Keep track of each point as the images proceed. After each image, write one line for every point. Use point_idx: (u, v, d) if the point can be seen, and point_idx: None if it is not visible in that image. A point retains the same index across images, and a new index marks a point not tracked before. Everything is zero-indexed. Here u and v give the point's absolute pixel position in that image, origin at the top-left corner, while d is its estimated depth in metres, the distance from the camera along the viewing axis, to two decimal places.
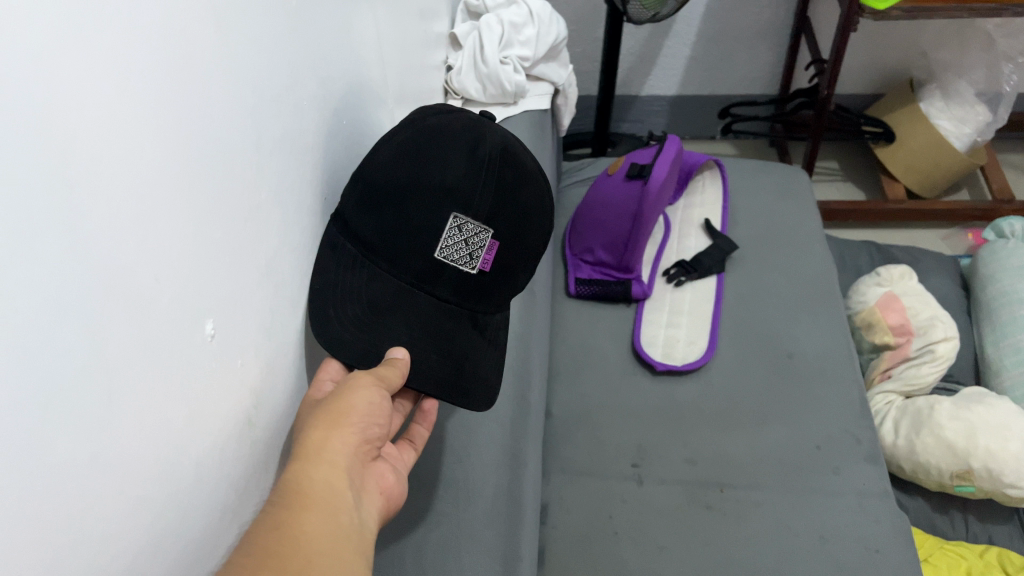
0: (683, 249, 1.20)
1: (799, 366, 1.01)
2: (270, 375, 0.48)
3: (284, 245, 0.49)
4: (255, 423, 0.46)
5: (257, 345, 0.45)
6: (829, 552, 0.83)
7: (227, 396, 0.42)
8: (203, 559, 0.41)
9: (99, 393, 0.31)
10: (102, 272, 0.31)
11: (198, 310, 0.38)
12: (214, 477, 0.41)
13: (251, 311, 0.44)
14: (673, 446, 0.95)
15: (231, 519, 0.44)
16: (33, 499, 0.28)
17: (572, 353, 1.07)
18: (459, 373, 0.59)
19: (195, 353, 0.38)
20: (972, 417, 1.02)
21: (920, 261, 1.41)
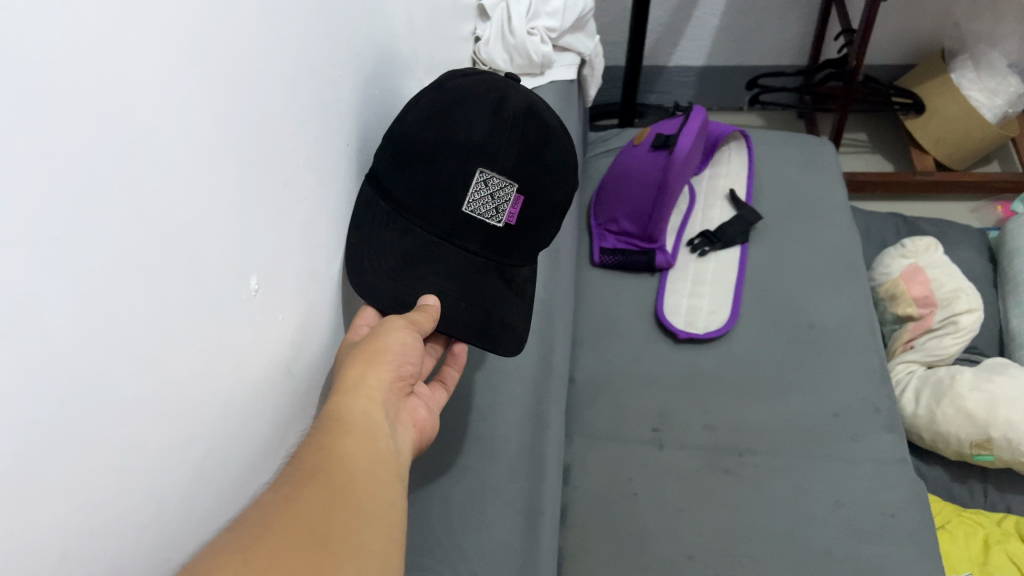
0: (707, 220, 1.21)
1: (820, 335, 1.02)
2: (307, 331, 0.51)
3: (320, 210, 0.52)
4: (293, 375, 0.49)
5: (295, 302, 0.48)
6: (845, 517, 0.85)
7: (268, 348, 0.45)
8: (249, 496, 0.44)
9: (158, 340, 0.34)
10: (159, 229, 0.34)
11: (243, 264, 0.41)
12: (256, 425, 0.44)
13: (290, 269, 0.47)
14: (694, 412, 0.97)
15: (273, 463, 0.47)
16: (107, 433, 0.31)
17: (595, 321, 1.09)
18: (487, 319, 0.62)
19: (241, 307, 0.41)
20: (993, 387, 1.03)
21: (947, 233, 1.40)
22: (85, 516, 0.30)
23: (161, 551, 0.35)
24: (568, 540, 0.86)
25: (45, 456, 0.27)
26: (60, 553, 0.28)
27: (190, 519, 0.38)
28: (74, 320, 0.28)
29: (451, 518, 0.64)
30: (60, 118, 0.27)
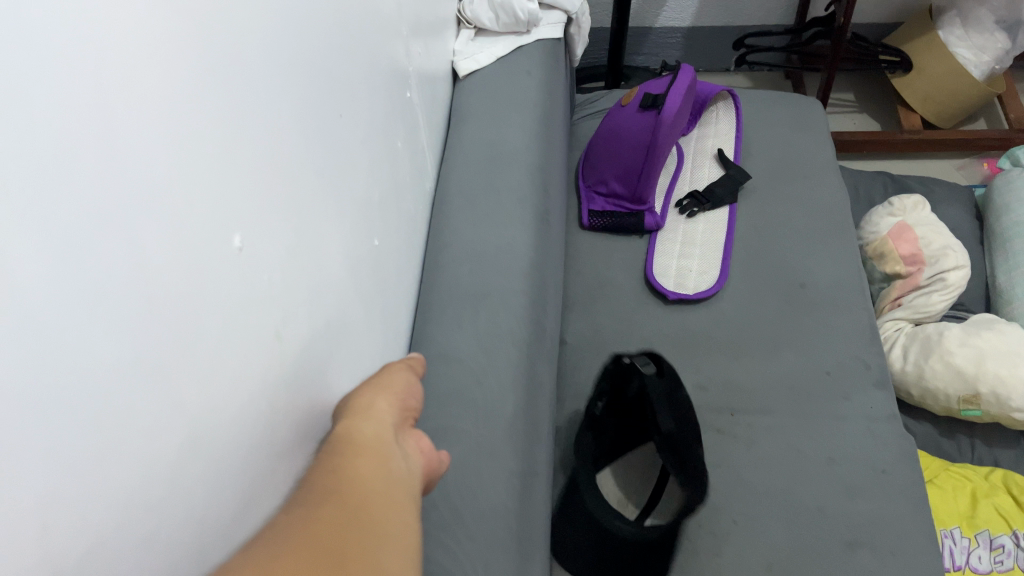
0: (696, 180, 1.19)
1: (810, 296, 1.03)
2: (308, 292, 0.49)
3: (313, 170, 0.50)
4: (289, 339, 0.47)
5: (286, 263, 0.46)
6: (837, 473, 0.86)
7: (261, 313, 0.43)
8: (251, 462, 0.43)
9: (141, 300, 0.32)
10: (136, 192, 0.32)
11: (225, 223, 0.39)
12: (253, 389, 0.42)
13: (279, 229, 0.45)
14: (685, 373, 0.97)
15: (276, 429, 0.45)
16: (92, 397, 0.29)
17: (587, 285, 1.07)
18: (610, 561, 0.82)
19: (226, 266, 0.39)
20: (982, 343, 1.04)
21: (934, 191, 1.40)
22: (76, 484, 0.28)
23: (164, 522, 0.34)
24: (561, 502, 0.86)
25: (26, 422, 0.26)
26: (43, 523, 0.26)
27: (188, 492, 0.36)
28: (48, 275, 0.27)
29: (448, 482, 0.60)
30: (16, 64, 0.25)
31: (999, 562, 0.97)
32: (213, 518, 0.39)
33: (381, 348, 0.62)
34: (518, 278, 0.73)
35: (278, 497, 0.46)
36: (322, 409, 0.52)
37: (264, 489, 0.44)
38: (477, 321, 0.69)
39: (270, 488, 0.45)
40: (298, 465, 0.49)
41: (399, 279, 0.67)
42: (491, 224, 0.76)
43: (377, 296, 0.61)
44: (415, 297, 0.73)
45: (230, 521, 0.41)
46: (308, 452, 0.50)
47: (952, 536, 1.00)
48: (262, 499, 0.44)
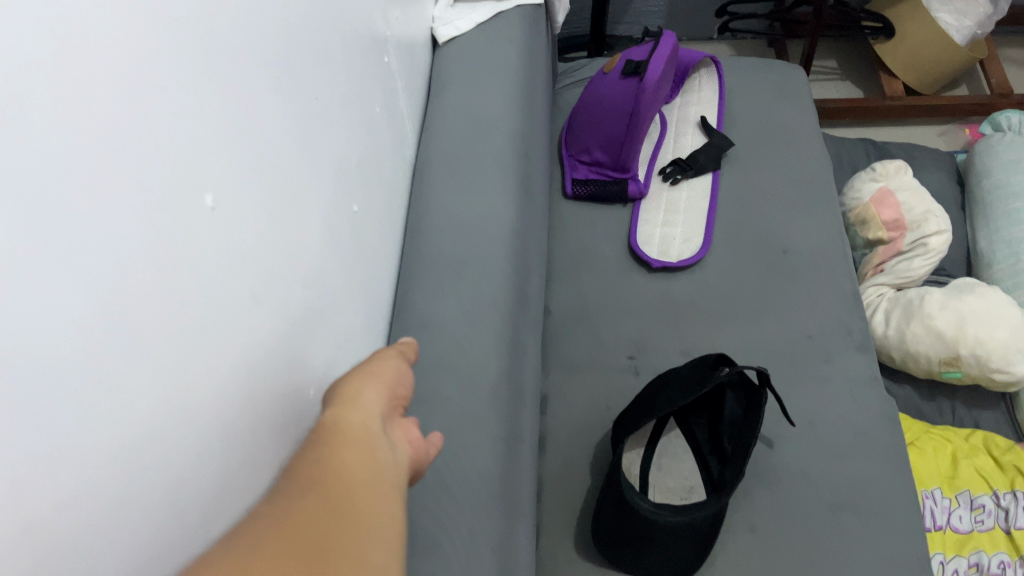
0: (679, 148, 1.19)
1: (793, 262, 1.03)
2: (288, 254, 0.45)
3: (292, 131, 0.47)
4: (271, 304, 0.43)
5: (264, 223, 0.42)
6: (820, 436, 0.88)
7: (244, 275, 0.40)
8: (239, 435, 0.40)
9: (104, 255, 0.29)
10: (89, 144, 0.29)
11: (196, 179, 0.36)
12: (232, 357, 0.39)
13: (255, 187, 0.41)
14: (669, 339, 0.97)
15: (260, 397, 0.42)
16: (45, 358, 0.26)
17: (570, 253, 1.07)
18: (639, 557, 0.77)
19: (202, 225, 0.36)
20: (962, 306, 1.04)
21: (916, 156, 1.41)
22: (29, 451, 0.26)
23: (144, 498, 0.32)
24: (546, 471, 0.87)
25: None
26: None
27: (163, 465, 0.33)
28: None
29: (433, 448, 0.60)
30: None
31: (980, 522, 0.99)
32: (191, 496, 0.36)
33: (366, 317, 0.62)
34: (500, 245, 0.73)
35: (265, 470, 0.43)
36: (309, 375, 0.49)
37: (250, 461, 0.42)
38: (460, 289, 0.69)
39: (255, 460, 0.42)
40: (290, 435, 0.47)
41: (382, 247, 0.66)
42: (472, 192, 0.75)
43: (364, 264, 0.61)
44: (397, 266, 0.72)
45: (213, 497, 0.38)
46: (300, 420, 0.48)
47: (934, 497, 1.01)
48: (248, 473, 0.41)
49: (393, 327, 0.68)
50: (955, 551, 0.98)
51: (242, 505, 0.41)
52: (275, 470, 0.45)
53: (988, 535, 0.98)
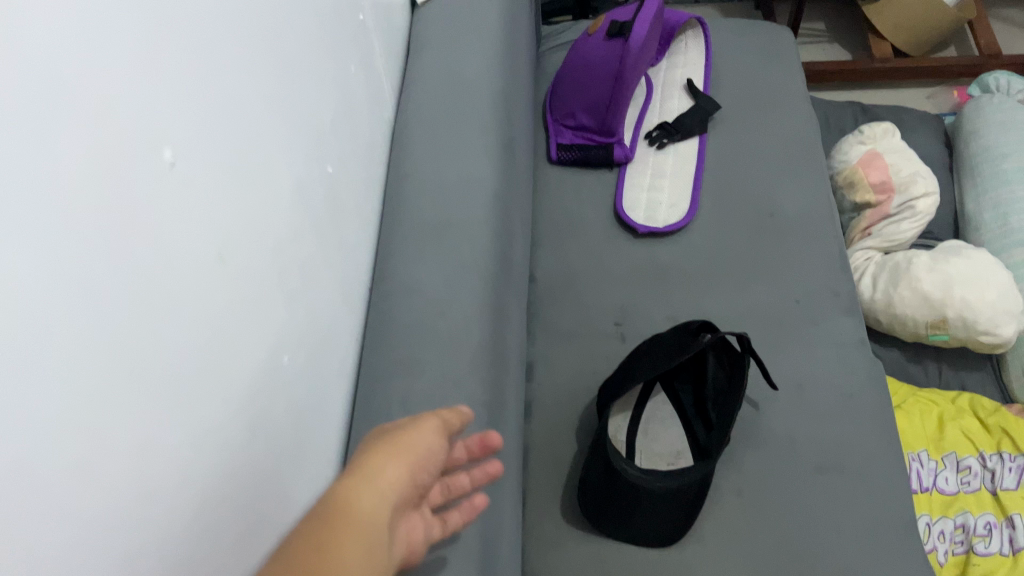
0: (664, 111, 1.16)
1: (780, 225, 1.02)
2: (253, 213, 0.43)
3: (259, 82, 0.45)
4: (234, 265, 0.41)
5: (226, 178, 0.40)
6: (807, 399, 0.87)
7: (206, 233, 0.38)
8: (209, 400, 0.39)
9: (49, 206, 0.27)
10: (28, 84, 0.26)
11: (151, 130, 0.34)
12: (193, 317, 0.37)
13: (216, 141, 0.39)
14: (655, 304, 0.96)
15: (226, 361, 0.40)
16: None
17: (555, 219, 1.05)
18: (622, 526, 0.76)
19: (160, 179, 0.34)
20: (949, 269, 1.04)
21: (904, 119, 1.39)
22: None
23: (103, 464, 0.30)
24: (532, 437, 0.86)
25: None
26: None
27: (121, 429, 0.32)
28: None
29: (413, 414, 0.59)
30: None
31: (966, 483, 1.00)
32: (157, 462, 0.34)
33: (345, 281, 0.60)
34: (482, 208, 0.71)
35: (235, 437, 0.42)
36: (279, 340, 0.47)
37: (221, 428, 0.40)
38: (440, 254, 0.68)
39: (225, 427, 0.41)
40: (265, 402, 0.45)
41: (359, 212, 0.65)
42: (453, 155, 0.74)
43: (342, 226, 0.59)
44: (376, 230, 0.71)
45: (182, 463, 0.36)
46: (274, 387, 0.46)
47: (919, 459, 1.01)
48: (218, 440, 0.40)
49: (373, 292, 0.67)
50: (941, 512, 0.98)
51: (214, 475, 0.39)
52: (247, 437, 0.43)
53: (974, 496, 0.99)
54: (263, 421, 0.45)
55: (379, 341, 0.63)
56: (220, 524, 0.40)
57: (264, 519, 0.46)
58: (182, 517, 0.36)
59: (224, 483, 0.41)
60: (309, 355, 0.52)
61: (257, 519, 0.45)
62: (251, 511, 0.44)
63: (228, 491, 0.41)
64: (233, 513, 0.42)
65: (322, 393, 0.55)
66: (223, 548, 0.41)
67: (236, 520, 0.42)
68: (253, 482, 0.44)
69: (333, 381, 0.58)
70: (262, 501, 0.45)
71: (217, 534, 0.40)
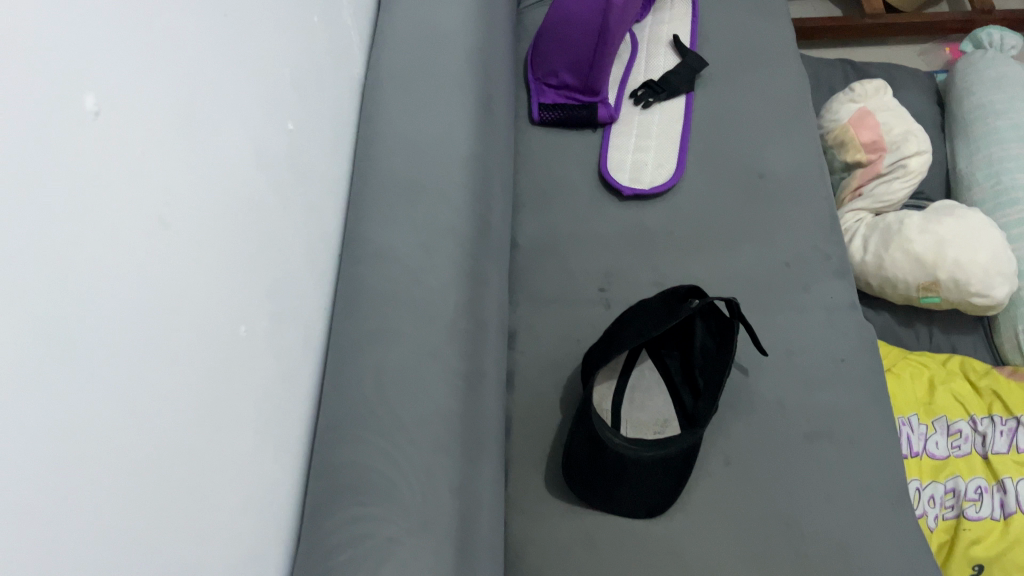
0: (650, 70, 1.11)
1: (770, 186, 0.99)
2: (199, 171, 0.40)
3: (205, 26, 0.41)
4: (178, 226, 0.38)
5: (165, 131, 0.37)
6: (797, 365, 0.85)
7: (138, 191, 0.34)
8: (146, 374, 0.35)
9: None
10: None
11: (70, 75, 0.30)
12: (127, 283, 0.34)
13: (149, 87, 0.35)
14: (642, 269, 0.93)
15: (171, 332, 0.37)
16: None
17: (538, 181, 1.02)
18: (609, 496, 0.74)
19: (79, 129, 0.31)
20: (941, 229, 1.01)
21: (896, 76, 1.36)
22: None
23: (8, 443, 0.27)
24: (515, 406, 0.83)
25: None
26: None
27: (33, 407, 0.28)
28: None
29: (386, 385, 0.56)
30: None
31: (956, 447, 0.98)
32: (82, 443, 0.31)
33: (312, 246, 0.57)
34: (459, 169, 0.68)
35: (183, 412, 0.39)
36: (235, 308, 0.44)
37: (163, 404, 0.37)
38: (414, 216, 0.64)
39: (170, 402, 0.37)
40: (216, 379, 0.42)
41: (327, 173, 0.61)
42: (429, 113, 0.70)
43: (307, 188, 0.56)
44: (347, 192, 0.67)
45: (115, 443, 0.33)
46: (228, 361, 0.43)
47: (910, 423, 0.99)
48: (159, 417, 0.37)
49: (343, 257, 0.63)
50: (931, 477, 0.96)
51: (157, 454, 0.36)
52: (199, 413, 0.40)
53: (965, 460, 0.97)
54: (217, 395, 0.42)
55: (349, 309, 0.60)
56: (165, 505, 0.37)
57: (221, 499, 0.43)
58: (116, 501, 0.33)
59: (170, 462, 0.38)
60: (271, 324, 0.49)
61: (212, 500, 0.42)
62: (204, 490, 0.41)
63: (176, 470, 0.38)
64: (182, 494, 0.39)
65: (287, 365, 0.52)
66: (170, 531, 0.38)
67: (185, 502, 0.39)
68: (206, 463, 0.41)
69: (300, 353, 0.54)
70: (218, 480, 0.42)
71: (161, 517, 0.37)
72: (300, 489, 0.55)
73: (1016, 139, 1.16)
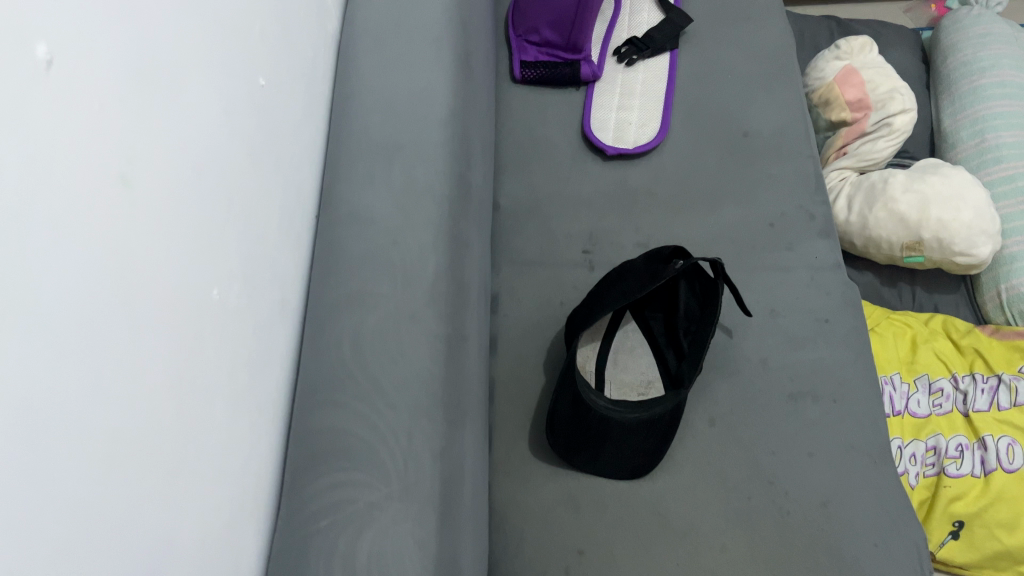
0: (634, 27, 1.09)
1: (754, 145, 0.98)
2: (162, 126, 0.38)
3: None
4: (140, 184, 0.36)
5: (124, 83, 0.35)
6: (781, 325, 0.85)
7: (94, 149, 0.32)
8: (107, 341, 0.34)
9: None
10: None
11: (19, 22, 0.28)
12: (86, 243, 0.32)
13: (105, 38, 0.33)
14: (625, 230, 0.92)
15: (135, 296, 0.36)
16: None
17: (519, 141, 0.99)
18: (593, 457, 0.74)
19: (30, 83, 0.29)
20: (926, 188, 1.00)
21: (881, 33, 1.34)
22: None
23: None
24: (498, 370, 0.82)
25: None
26: None
27: None
28: None
29: (364, 349, 0.55)
30: None
31: (938, 405, 0.98)
32: (41, 415, 0.30)
33: (288, 206, 0.55)
34: (438, 127, 0.66)
35: (151, 380, 0.37)
36: (205, 270, 0.42)
37: (128, 370, 0.35)
38: (391, 177, 0.63)
39: (136, 369, 0.36)
40: (186, 346, 0.40)
41: (300, 133, 0.59)
42: (406, 70, 0.68)
43: (280, 148, 0.54)
44: (323, 152, 0.65)
45: (73, 412, 0.32)
46: (199, 328, 0.42)
47: (892, 382, 0.99)
48: (123, 385, 0.35)
49: (319, 218, 0.62)
50: (913, 435, 0.97)
51: (123, 421, 0.35)
52: (168, 379, 0.39)
53: (946, 418, 0.98)
54: (188, 361, 0.41)
55: (327, 274, 0.59)
56: (134, 474, 0.36)
57: (192, 470, 0.41)
58: (79, 471, 0.32)
59: (139, 431, 0.36)
60: (245, 287, 0.47)
61: (185, 468, 0.41)
62: (175, 457, 0.40)
63: (145, 438, 0.37)
64: (151, 463, 0.37)
65: (262, 330, 0.50)
66: (139, 501, 0.37)
67: (155, 471, 0.38)
68: (176, 432, 0.40)
69: (276, 318, 0.53)
70: (189, 450, 0.41)
71: (130, 487, 0.36)
72: (280, 454, 0.55)
73: (999, 97, 1.16)
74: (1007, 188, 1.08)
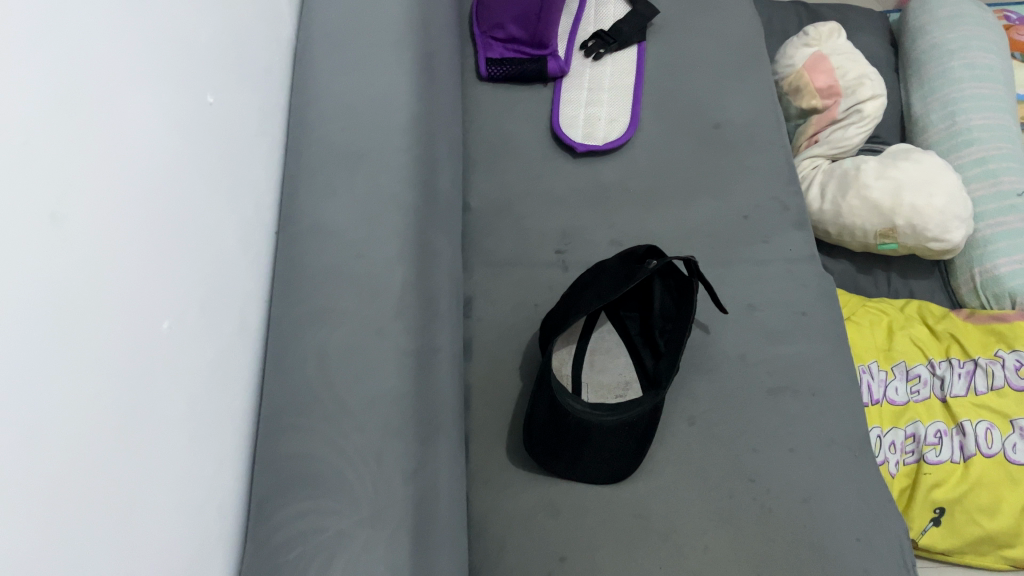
0: (600, 19, 1.07)
1: (725, 137, 0.97)
2: (98, 154, 0.36)
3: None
4: (76, 218, 0.34)
5: (52, 112, 0.33)
6: (758, 319, 0.84)
7: (21, 186, 0.31)
8: (48, 386, 0.32)
9: None
10: None
11: None
12: (18, 283, 0.30)
13: (30, 69, 0.32)
14: (599, 227, 0.91)
15: (78, 335, 0.34)
16: None
17: (489, 140, 0.98)
18: (572, 463, 0.72)
19: None
20: (898, 175, 1.00)
21: (849, 17, 1.34)
22: None
23: None
24: (474, 376, 0.81)
25: None
26: None
27: None
28: None
29: (331, 368, 0.54)
30: None
31: (916, 392, 0.98)
32: None
33: (245, 224, 0.54)
34: (402, 133, 0.64)
35: (99, 422, 0.35)
36: (153, 302, 0.40)
37: (73, 416, 0.33)
38: (354, 187, 0.61)
39: (84, 410, 0.34)
40: (138, 382, 0.39)
41: (257, 147, 0.57)
42: (367, 75, 0.66)
43: (235, 166, 0.52)
44: (282, 164, 0.63)
45: (16, 465, 0.30)
46: (151, 361, 0.40)
47: (870, 370, 0.99)
48: (68, 433, 0.33)
49: (280, 233, 0.60)
50: (892, 423, 0.96)
51: (70, 470, 0.33)
52: (119, 418, 0.37)
53: (924, 404, 0.97)
54: (139, 398, 0.39)
55: (290, 293, 0.57)
56: (84, 523, 0.34)
57: (151, 509, 0.40)
58: (25, 528, 0.30)
59: (88, 477, 0.34)
60: (200, 313, 0.45)
61: (142, 508, 0.39)
62: (130, 501, 0.38)
63: (96, 483, 0.35)
64: (104, 509, 0.36)
65: (220, 357, 0.49)
66: (93, 547, 0.35)
67: (110, 515, 0.36)
68: (131, 473, 0.38)
69: (237, 343, 0.51)
70: (146, 489, 0.39)
71: (83, 534, 0.34)
72: (246, 481, 0.53)
73: (968, 79, 1.15)
74: (978, 171, 1.09)
